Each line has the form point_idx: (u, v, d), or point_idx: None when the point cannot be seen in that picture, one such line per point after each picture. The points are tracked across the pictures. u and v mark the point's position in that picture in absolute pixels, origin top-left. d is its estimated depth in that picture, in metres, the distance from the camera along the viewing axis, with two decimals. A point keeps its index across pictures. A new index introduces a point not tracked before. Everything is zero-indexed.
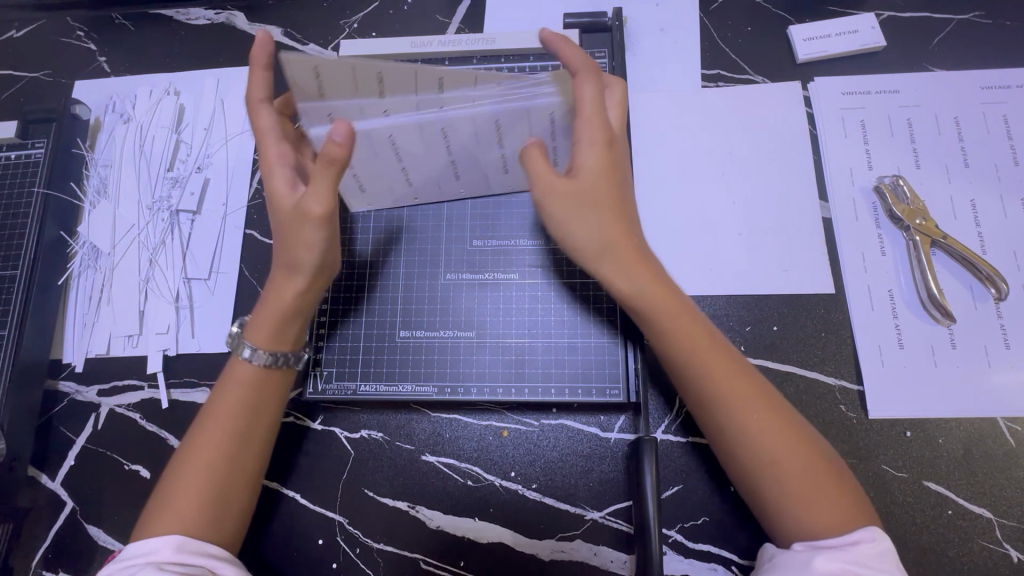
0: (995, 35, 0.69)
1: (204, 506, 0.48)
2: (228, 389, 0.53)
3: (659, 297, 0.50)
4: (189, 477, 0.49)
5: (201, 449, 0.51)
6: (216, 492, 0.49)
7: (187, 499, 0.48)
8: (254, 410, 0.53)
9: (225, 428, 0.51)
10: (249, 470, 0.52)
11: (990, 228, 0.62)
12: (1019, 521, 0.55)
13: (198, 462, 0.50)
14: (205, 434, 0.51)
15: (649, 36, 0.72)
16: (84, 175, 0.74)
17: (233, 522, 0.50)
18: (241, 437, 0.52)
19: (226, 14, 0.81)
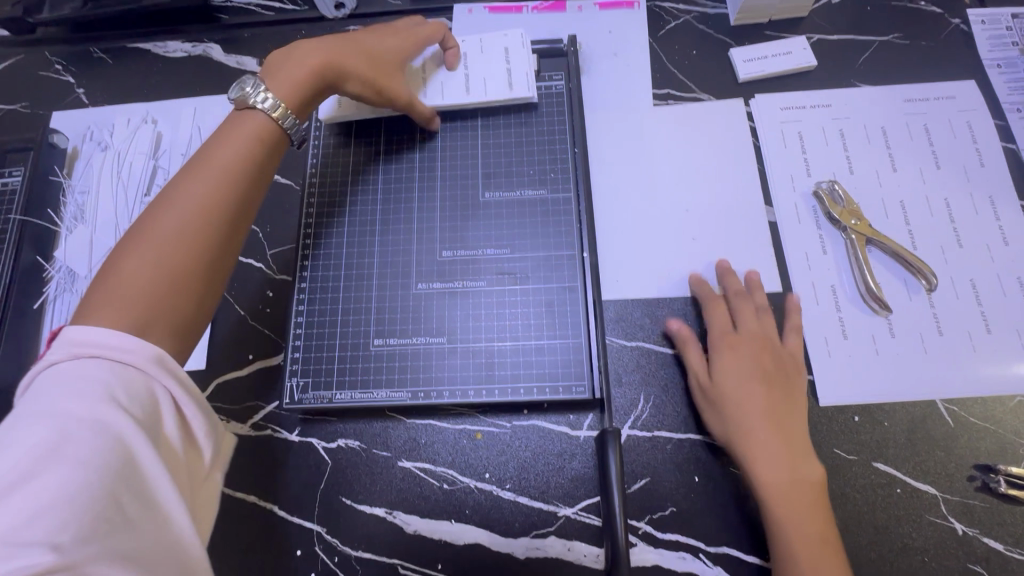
0: (913, 54, 0.76)
1: (163, 274, 0.48)
2: (225, 149, 0.54)
3: (761, 419, 0.58)
4: (132, 248, 0.48)
5: (146, 223, 0.50)
6: (177, 279, 0.49)
7: (151, 274, 0.47)
8: (266, 137, 0.56)
9: (170, 220, 0.50)
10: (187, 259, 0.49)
11: (918, 226, 0.68)
12: (962, 495, 0.58)
13: (142, 239, 0.49)
14: (126, 253, 0.48)
15: (604, 60, 0.78)
16: (62, 201, 0.76)
17: (167, 308, 0.48)
18: (241, 170, 0.53)
19: (203, 47, 0.84)
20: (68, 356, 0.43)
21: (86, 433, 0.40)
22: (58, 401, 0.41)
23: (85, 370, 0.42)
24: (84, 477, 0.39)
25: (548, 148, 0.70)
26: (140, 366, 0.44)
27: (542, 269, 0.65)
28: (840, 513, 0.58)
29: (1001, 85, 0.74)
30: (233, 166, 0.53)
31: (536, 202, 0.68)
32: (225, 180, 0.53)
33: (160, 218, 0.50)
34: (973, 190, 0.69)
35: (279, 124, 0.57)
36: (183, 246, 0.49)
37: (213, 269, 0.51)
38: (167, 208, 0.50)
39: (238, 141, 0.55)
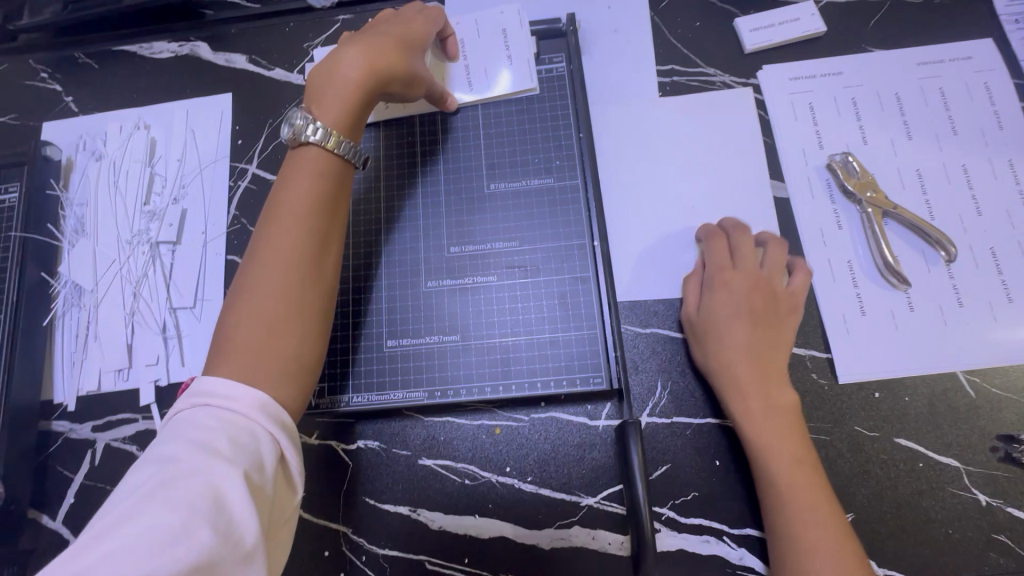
0: (926, 13, 0.73)
1: (265, 333, 0.47)
2: (295, 195, 0.52)
3: (743, 356, 0.58)
4: (238, 302, 0.49)
5: (245, 275, 0.50)
6: (283, 324, 0.48)
7: (252, 331, 0.47)
8: (329, 170, 0.53)
9: (264, 260, 0.49)
10: (297, 299, 0.49)
11: (935, 195, 0.66)
12: (985, 466, 0.58)
13: (244, 289, 0.49)
14: (231, 320, 0.48)
15: (603, 38, 0.75)
16: (61, 215, 0.75)
17: (284, 350, 0.48)
18: (310, 206, 0.51)
19: (190, 46, 0.82)
20: (191, 405, 0.44)
21: (192, 476, 0.39)
22: (175, 440, 0.41)
23: (201, 415, 0.43)
24: (182, 521, 0.37)
25: (552, 134, 0.68)
26: (243, 413, 0.43)
27: (553, 260, 0.64)
28: (861, 490, 0.59)
29: (1018, 40, 0.71)
30: (305, 207, 0.51)
31: (542, 191, 0.66)
32: (299, 229, 0.51)
33: (250, 277, 0.49)
34: (991, 155, 0.67)
35: (337, 152, 0.53)
36: (279, 299, 0.48)
37: (310, 314, 0.50)
38: (257, 268, 0.49)
39: (303, 181, 0.52)
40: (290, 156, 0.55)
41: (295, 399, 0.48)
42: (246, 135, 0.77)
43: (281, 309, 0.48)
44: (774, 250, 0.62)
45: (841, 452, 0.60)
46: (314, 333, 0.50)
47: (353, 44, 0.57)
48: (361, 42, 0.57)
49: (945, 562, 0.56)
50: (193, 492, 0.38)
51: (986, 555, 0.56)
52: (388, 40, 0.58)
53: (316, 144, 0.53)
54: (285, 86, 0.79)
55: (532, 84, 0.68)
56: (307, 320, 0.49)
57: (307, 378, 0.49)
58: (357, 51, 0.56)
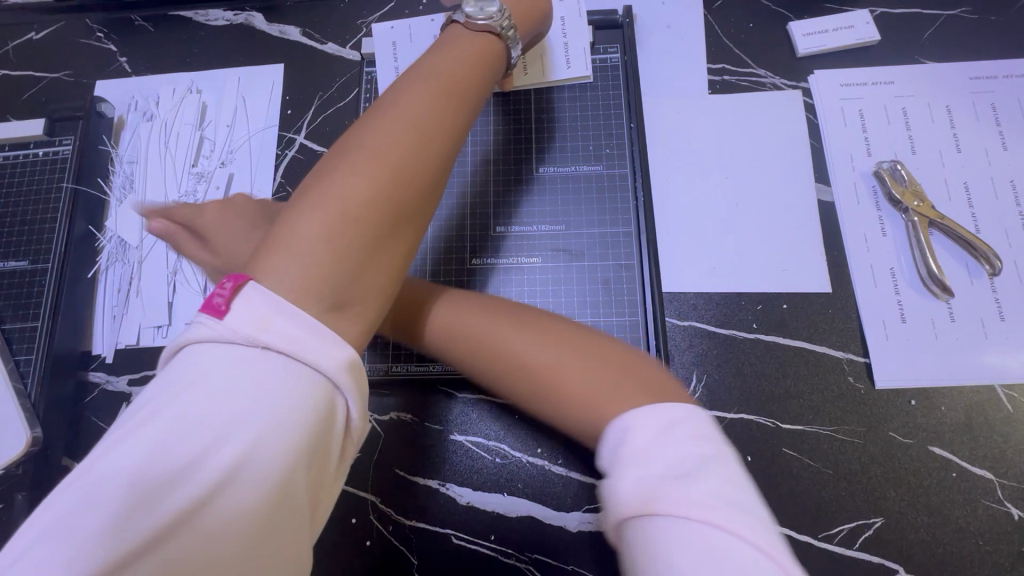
0: (981, 30, 0.73)
1: (384, 194, 0.39)
2: (450, 67, 0.48)
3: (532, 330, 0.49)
4: (355, 158, 0.40)
5: (367, 133, 0.42)
6: (405, 202, 0.40)
7: (365, 198, 0.38)
8: (482, 62, 0.51)
9: (402, 120, 0.42)
10: (430, 174, 0.42)
11: (982, 209, 0.66)
12: (1020, 480, 0.58)
13: (365, 145, 0.41)
14: (348, 165, 0.40)
15: (657, 33, 0.76)
16: (110, 170, 0.76)
17: (397, 231, 0.40)
18: (460, 91, 0.47)
19: (245, 15, 0.83)
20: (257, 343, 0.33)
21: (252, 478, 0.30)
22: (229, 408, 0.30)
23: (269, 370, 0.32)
24: (232, 543, 0.29)
25: (603, 123, 0.68)
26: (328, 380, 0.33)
27: (597, 246, 0.65)
28: (893, 495, 0.58)
29: None
30: (461, 88, 0.48)
31: (590, 178, 0.67)
32: (449, 107, 0.46)
33: (382, 128, 0.42)
34: None
35: (501, 39, 0.53)
36: (416, 163, 0.41)
37: (432, 204, 0.43)
38: (384, 127, 0.42)
39: (459, 61, 0.49)
40: (444, 35, 0.53)
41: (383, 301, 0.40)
42: (295, 106, 0.78)
43: (421, 179, 0.41)
44: None
45: (874, 457, 0.60)
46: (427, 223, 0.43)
47: None
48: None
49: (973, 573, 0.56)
50: (254, 500, 0.30)
51: (1015, 569, 0.56)
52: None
53: (488, 27, 0.53)
54: (337, 60, 0.80)
55: (587, 73, 0.69)
56: (430, 207, 0.43)
57: (401, 275, 0.41)
58: None
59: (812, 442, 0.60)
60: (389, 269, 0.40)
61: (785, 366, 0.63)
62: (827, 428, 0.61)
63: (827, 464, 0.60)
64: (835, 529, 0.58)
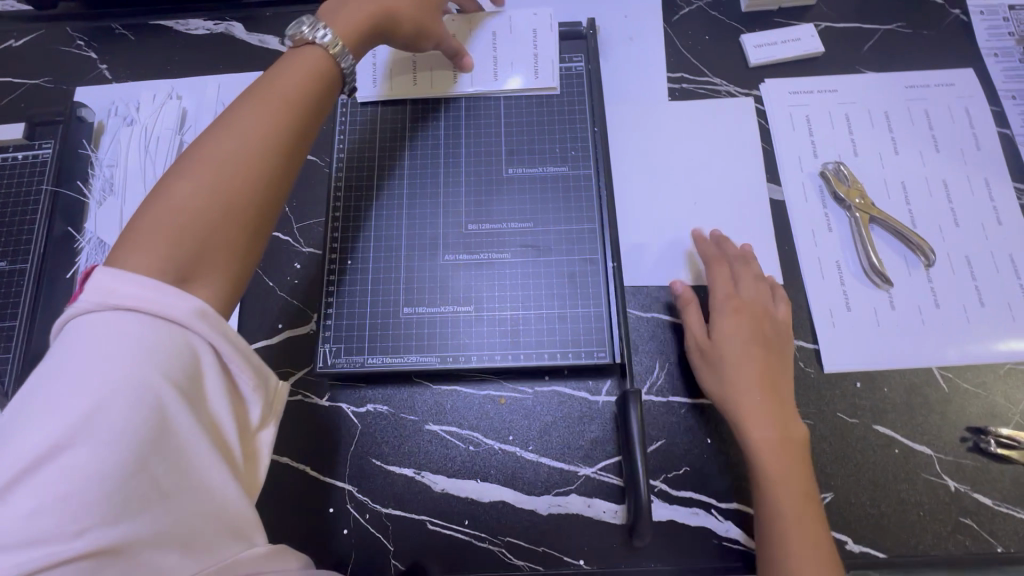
0: (915, 43, 0.80)
1: (211, 194, 0.47)
2: (287, 81, 0.54)
3: (755, 380, 0.61)
4: (190, 171, 0.48)
5: (203, 149, 0.49)
6: (235, 200, 0.48)
7: (199, 201, 0.46)
8: (319, 73, 0.57)
9: (232, 136, 0.50)
10: (261, 180, 0.50)
11: (918, 205, 0.71)
12: (955, 455, 0.63)
13: (202, 162, 0.48)
14: (178, 177, 0.47)
15: (620, 44, 0.81)
16: (91, 174, 0.77)
17: (230, 226, 0.47)
18: (292, 102, 0.54)
19: (226, 25, 0.86)
20: (102, 313, 0.41)
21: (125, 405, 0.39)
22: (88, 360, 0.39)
23: (121, 329, 0.41)
24: (124, 456, 0.38)
25: (569, 127, 0.72)
26: (182, 323, 0.42)
27: (564, 242, 0.68)
28: (841, 472, 0.62)
29: (997, 72, 0.78)
30: (293, 99, 0.54)
31: (557, 178, 0.71)
32: (282, 119, 0.53)
33: (215, 145, 0.49)
34: (970, 173, 0.73)
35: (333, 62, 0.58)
36: (240, 169, 0.49)
37: (270, 202, 0.50)
38: (218, 142, 0.49)
39: (292, 78, 0.55)
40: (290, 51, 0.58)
41: (224, 285, 0.47)
42: None
43: (250, 182, 0.49)
44: (751, 283, 0.66)
45: (824, 436, 0.64)
46: (266, 216, 0.50)
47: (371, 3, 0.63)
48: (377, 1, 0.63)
49: (916, 542, 0.60)
50: (135, 419, 0.39)
51: (953, 537, 0.60)
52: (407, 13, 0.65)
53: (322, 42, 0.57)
54: None
55: (554, 82, 0.73)
56: (266, 204, 0.50)
57: (246, 261, 0.49)
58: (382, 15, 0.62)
59: None
60: (225, 259, 0.47)
61: None
62: None
63: None
64: None
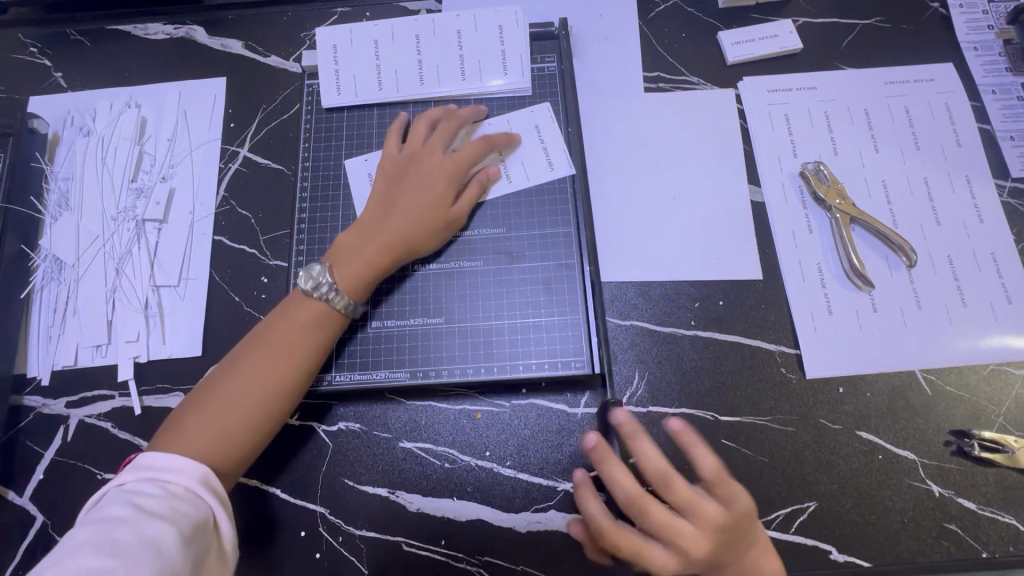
0: (895, 37, 0.78)
1: (219, 432, 0.53)
2: (288, 328, 0.58)
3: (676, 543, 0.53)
4: (203, 406, 0.54)
5: (219, 382, 0.55)
6: (241, 433, 0.54)
7: (205, 435, 0.52)
8: (322, 326, 0.59)
9: (248, 369, 0.56)
10: (272, 414, 0.56)
11: (898, 205, 0.70)
12: (939, 459, 0.62)
13: (218, 396, 0.54)
14: (197, 403, 0.54)
15: (595, 43, 0.79)
16: (45, 188, 0.74)
17: (239, 448, 0.54)
18: (303, 339, 0.58)
19: (186, 29, 0.82)
20: (132, 479, 0.48)
21: (124, 537, 0.43)
22: (110, 509, 0.45)
23: (145, 486, 0.47)
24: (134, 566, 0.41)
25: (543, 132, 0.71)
26: (187, 487, 0.48)
27: (538, 250, 0.67)
28: (825, 479, 0.61)
29: (977, 66, 0.76)
30: (291, 355, 0.57)
31: (530, 184, 0.69)
32: (284, 365, 0.56)
33: (230, 381, 0.55)
34: (949, 170, 0.71)
35: (338, 309, 0.60)
36: (246, 403, 0.54)
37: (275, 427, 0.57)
38: (233, 376, 0.55)
39: (305, 307, 0.59)
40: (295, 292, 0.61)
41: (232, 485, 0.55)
42: (238, 119, 0.77)
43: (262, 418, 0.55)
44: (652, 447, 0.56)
45: (806, 443, 0.62)
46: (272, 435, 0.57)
47: (412, 207, 0.63)
48: (413, 180, 0.65)
49: (900, 550, 0.59)
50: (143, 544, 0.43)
51: (938, 543, 0.59)
52: (437, 200, 0.64)
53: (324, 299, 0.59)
54: (280, 72, 0.80)
55: (523, 81, 0.72)
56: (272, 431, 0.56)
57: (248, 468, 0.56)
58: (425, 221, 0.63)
59: (749, 432, 0.63)
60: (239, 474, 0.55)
61: (722, 360, 0.65)
62: (761, 418, 0.63)
63: (763, 453, 0.62)
64: (772, 516, 0.60)
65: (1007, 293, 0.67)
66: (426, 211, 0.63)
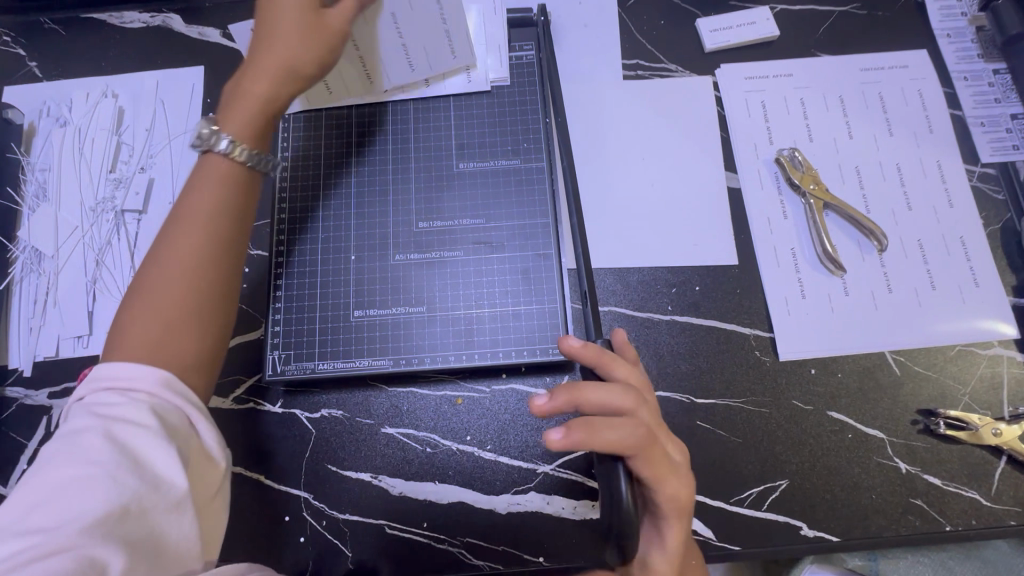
0: (870, 24, 0.79)
1: (170, 303, 0.45)
2: (197, 202, 0.49)
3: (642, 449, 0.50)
4: (137, 302, 0.45)
5: (144, 282, 0.46)
6: (188, 309, 0.46)
7: (146, 333, 0.44)
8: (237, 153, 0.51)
9: (177, 242, 0.47)
10: (216, 280, 0.47)
11: (872, 190, 0.71)
12: (906, 437, 0.64)
13: (146, 294, 0.45)
14: (137, 307, 0.45)
15: (574, 30, 0.79)
16: (21, 179, 0.74)
17: (194, 336, 0.45)
18: (225, 201, 0.49)
19: (162, 17, 0.81)
20: (91, 392, 0.43)
21: (98, 448, 0.39)
22: (77, 421, 0.41)
23: (102, 403, 0.42)
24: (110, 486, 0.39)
25: (521, 121, 0.71)
26: (150, 394, 0.42)
27: (517, 238, 0.68)
28: (796, 458, 0.63)
29: (950, 53, 0.77)
30: (210, 199, 0.49)
31: (510, 173, 0.70)
32: (201, 231, 0.48)
33: (159, 259, 0.47)
34: (922, 156, 0.73)
35: (240, 161, 0.51)
36: (184, 265, 0.46)
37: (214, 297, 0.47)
38: (156, 268, 0.46)
39: (206, 186, 0.49)
40: (198, 161, 0.51)
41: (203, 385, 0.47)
42: (217, 108, 0.77)
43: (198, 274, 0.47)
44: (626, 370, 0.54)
45: (778, 423, 0.64)
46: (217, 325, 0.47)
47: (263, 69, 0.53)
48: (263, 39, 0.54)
49: (867, 524, 0.61)
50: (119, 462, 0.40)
51: (904, 518, 0.61)
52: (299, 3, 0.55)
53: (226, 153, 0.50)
54: None
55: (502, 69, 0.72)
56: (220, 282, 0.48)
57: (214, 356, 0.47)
58: (293, 35, 0.54)
59: (723, 414, 0.64)
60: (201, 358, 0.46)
61: (698, 343, 0.67)
62: (736, 400, 0.65)
63: (737, 433, 0.64)
64: (745, 494, 0.62)
65: (974, 275, 0.68)
66: (290, 26, 0.54)
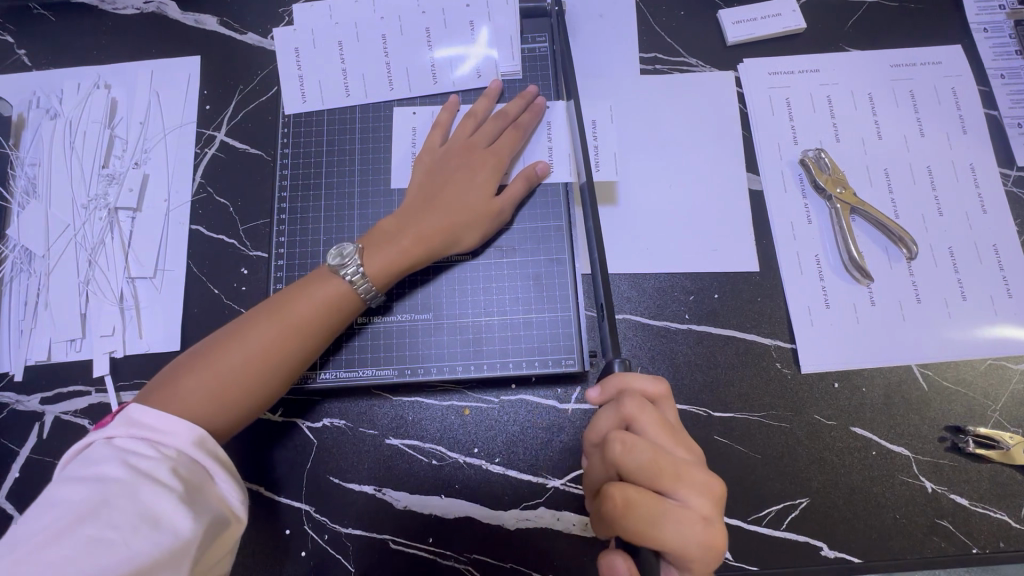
0: (902, 17, 0.75)
1: (236, 376, 0.51)
2: (303, 304, 0.55)
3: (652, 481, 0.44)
4: (211, 359, 0.51)
5: (227, 348, 0.52)
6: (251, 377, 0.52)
7: (203, 391, 0.50)
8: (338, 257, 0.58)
9: (264, 324, 0.53)
10: (282, 372, 0.53)
11: (901, 194, 0.68)
12: (933, 455, 0.61)
13: (227, 359, 0.51)
14: (185, 371, 0.51)
15: (589, 21, 0.75)
16: (11, 175, 0.71)
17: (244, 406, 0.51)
18: (312, 312, 0.55)
19: (157, 3, 0.78)
20: (122, 435, 0.45)
21: (120, 504, 0.41)
22: (104, 468, 0.42)
23: (130, 451, 0.44)
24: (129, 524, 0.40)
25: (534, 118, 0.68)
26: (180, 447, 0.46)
27: (529, 242, 0.65)
28: (818, 476, 0.60)
29: (986, 49, 0.73)
30: (312, 310, 0.55)
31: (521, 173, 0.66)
32: (289, 329, 0.54)
33: (242, 334, 0.53)
34: (955, 159, 0.69)
35: (359, 295, 0.57)
36: (260, 346, 0.52)
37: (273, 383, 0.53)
38: (239, 341, 0.52)
39: (315, 299, 0.56)
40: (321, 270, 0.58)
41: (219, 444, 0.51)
42: (214, 100, 0.74)
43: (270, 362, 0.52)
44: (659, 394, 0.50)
45: (799, 438, 0.61)
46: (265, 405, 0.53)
47: (435, 198, 0.62)
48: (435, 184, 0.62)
49: (890, 546, 0.59)
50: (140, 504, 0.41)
51: (929, 539, 0.59)
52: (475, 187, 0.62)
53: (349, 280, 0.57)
54: (257, 52, 0.75)
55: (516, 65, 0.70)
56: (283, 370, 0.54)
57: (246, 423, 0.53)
58: (453, 213, 0.61)
59: (742, 428, 0.62)
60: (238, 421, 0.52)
61: (716, 354, 0.64)
62: (756, 414, 0.62)
63: (756, 449, 0.61)
64: (763, 512, 0.59)
65: (1008, 286, 0.65)
66: (452, 217, 0.61)
